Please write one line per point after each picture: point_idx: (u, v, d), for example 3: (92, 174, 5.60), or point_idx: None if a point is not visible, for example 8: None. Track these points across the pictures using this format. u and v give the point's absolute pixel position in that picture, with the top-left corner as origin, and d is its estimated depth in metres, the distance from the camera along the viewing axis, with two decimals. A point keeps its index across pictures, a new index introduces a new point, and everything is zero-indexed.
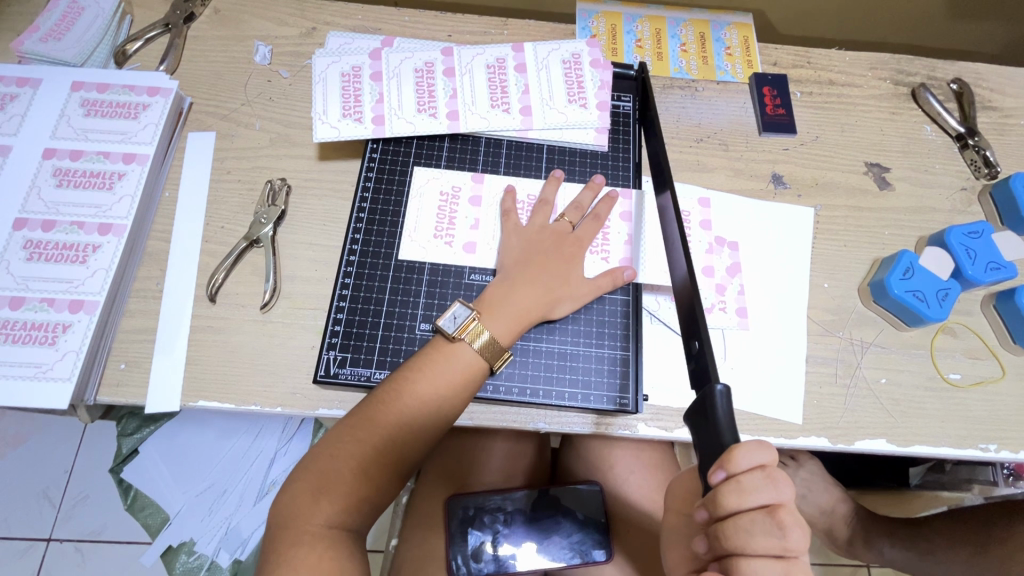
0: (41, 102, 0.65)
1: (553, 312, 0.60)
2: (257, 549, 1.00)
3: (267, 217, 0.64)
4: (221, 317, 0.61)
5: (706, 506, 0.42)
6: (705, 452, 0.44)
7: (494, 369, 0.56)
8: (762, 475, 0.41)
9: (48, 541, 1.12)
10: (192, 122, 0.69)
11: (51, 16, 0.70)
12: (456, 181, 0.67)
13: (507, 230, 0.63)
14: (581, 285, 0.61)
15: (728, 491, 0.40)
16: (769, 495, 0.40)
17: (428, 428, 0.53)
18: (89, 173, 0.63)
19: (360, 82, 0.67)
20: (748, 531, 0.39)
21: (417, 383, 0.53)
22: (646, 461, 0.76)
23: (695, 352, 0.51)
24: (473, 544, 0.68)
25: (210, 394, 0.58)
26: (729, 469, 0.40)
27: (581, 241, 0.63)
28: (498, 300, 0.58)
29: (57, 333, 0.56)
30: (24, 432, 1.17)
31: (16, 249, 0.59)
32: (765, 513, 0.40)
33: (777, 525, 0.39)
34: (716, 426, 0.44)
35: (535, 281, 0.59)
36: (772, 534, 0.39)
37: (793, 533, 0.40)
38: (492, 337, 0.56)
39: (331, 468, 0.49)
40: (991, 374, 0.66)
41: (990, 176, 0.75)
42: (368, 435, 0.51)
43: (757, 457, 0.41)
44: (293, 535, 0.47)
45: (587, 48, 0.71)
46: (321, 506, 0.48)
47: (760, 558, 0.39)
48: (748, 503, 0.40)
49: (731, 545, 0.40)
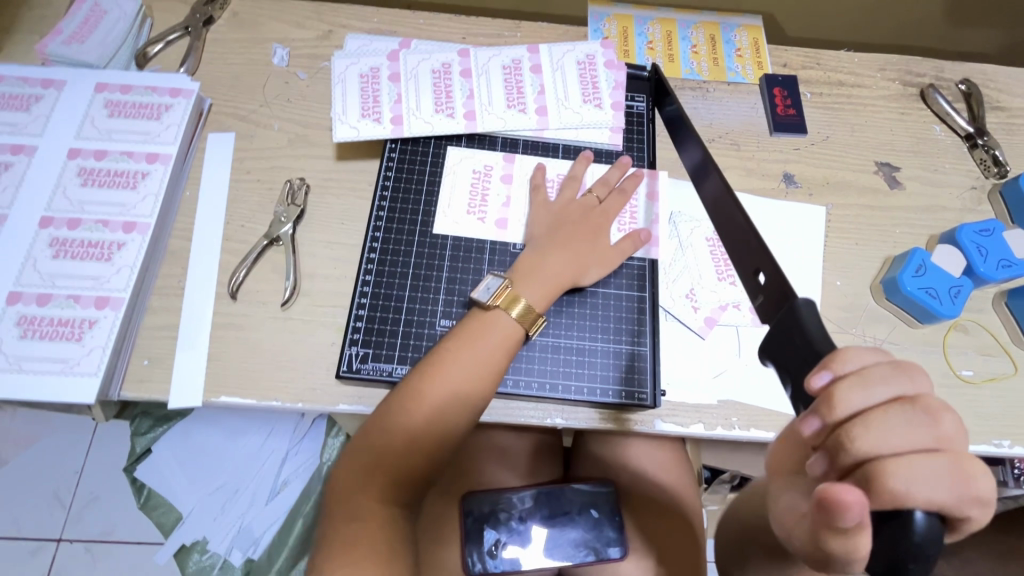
0: (66, 104, 0.66)
1: (582, 281, 0.62)
2: (269, 548, 1.00)
3: (287, 216, 0.65)
4: (242, 314, 0.62)
5: (820, 415, 0.35)
6: (796, 371, 0.41)
7: (530, 334, 0.57)
8: (891, 368, 0.35)
9: (59, 540, 1.13)
10: (212, 123, 0.70)
11: (74, 19, 0.71)
12: (488, 161, 0.69)
13: (536, 205, 0.65)
14: (608, 254, 0.63)
15: (846, 389, 0.34)
16: (901, 387, 0.34)
17: (472, 393, 0.53)
18: (113, 172, 0.64)
19: (378, 83, 0.68)
20: (887, 426, 0.33)
21: (457, 354, 0.54)
22: (664, 457, 0.75)
23: (763, 285, 0.50)
24: (490, 541, 0.68)
25: (231, 390, 0.59)
26: (835, 369, 0.36)
27: (607, 214, 0.65)
28: (531, 268, 0.59)
29: (83, 329, 0.57)
30: (35, 432, 1.18)
31: (42, 247, 0.60)
32: (900, 404, 0.34)
33: (922, 412, 0.33)
34: (806, 338, 0.41)
35: (567, 249, 0.61)
36: (917, 423, 0.33)
37: (944, 419, 0.33)
38: (528, 304, 0.57)
39: (385, 443, 0.51)
40: (1003, 371, 0.67)
41: (999, 175, 0.76)
42: (416, 408, 0.52)
43: (871, 356, 0.36)
44: (350, 510, 0.49)
45: (601, 50, 0.72)
46: (375, 481, 0.50)
47: (909, 455, 0.32)
48: (872, 397, 0.34)
49: (866, 446, 0.33)
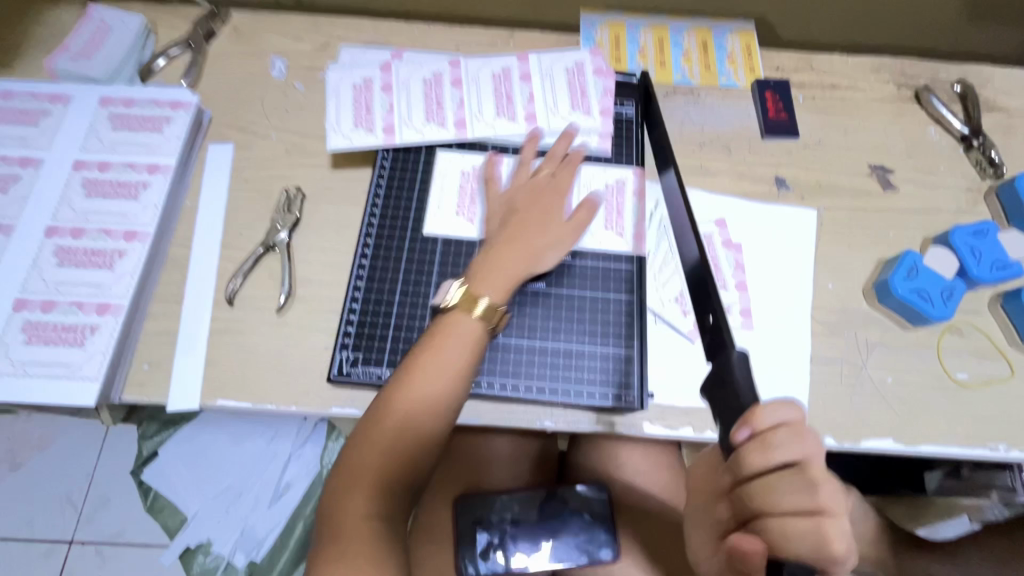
0: (71, 118, 0.69)
1: (539, 264, 0.62)
2: (272, 550, 1.03)
3: (283, 224, 0.67)
4: (239, 320, 0.63)
5: (730, 470, 0.39)
6: (724, 416, 0.43)
7: (493, 329, 0.58)
8: (789, 428, 0.38)
9: (71, 542, 1.15)
10: (211, 135, 0.72)
11: (81, 37, 0.74)
12: (477, 163, 0.70)
13: (489, 197, 0.67)
14: (558, 233, 0.63)
15: (751, 450, 0.38)
16: (796, 450, 0.37)
17: (440, 397, 0.54)
18: (115, 183, 0.66)
19: (371, 94, 0.70)
20: (776, 489, 0.37)
21: (423, 362, 0.55)
22: (656, 458, 0.76)
23: (709, 326, 0.50)
24: (481, 545, 0.69)
25: (228, 394, 0.60)
26: (754, 426, 0.38)
27: (557, 194, 0.65)
28: (479, 264, 0.60)
29: (86, 335, 0.59)
30: (49, 435, 1.21)
31: (47, 256, 0.62)
32: (793, 471, 0.37)
33: (806, 480, 0.37)
34: (735, 391, 0.43)
35: (515, 238, 0.61)
36: (801, 491, 0.37)
37: (824, 488, 0.37)
38: (487, 299, 0.58)
39: (362, 458, 0.51)
40: (998, 374, 0.66)
41: (996, 176, 0.75)
42: (389, 419, 0.52)
43: (786, 412, 0.39)
44: (335, 529, 0.49)
45: (590, 57, 0.73)
46: (356, 496, 0.50)
47: (791, 517, 0.37)
48: (772, 461, 0.38)
49: (757, 507, 0.38)
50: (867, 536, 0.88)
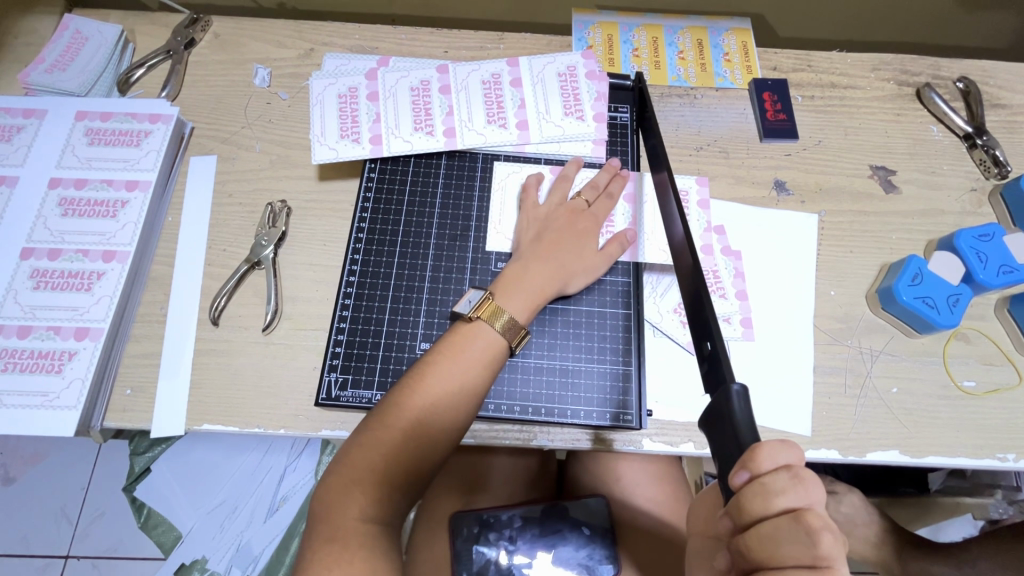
0: (46, 133, 0.66)
1: (567, 289, 0.61)
2: (267, 566, 0.99)
3: (268, 239, 0.65)
4: (224, 340, 0.61)
5: (730, 514, 0.37)
6: (723, 457, 0.41)
7: (513, 348, 0.56)
8: (790, 475, 0.36)
9: (66, 558, 1.14)
10: (193, 147, 0.70)
11: (55, 48, 0.72)
12: (466, 173, 0.68)
13: (524, 209, 0.65)
14: (593, 261, 0.61)
15: (750, 495, 0.36)
16: (797, 497, 0.35)
17: (455, 407, 0.51)
18: (93, 201, 0.64)
19: (356, 103, 0.68)
20: (774, 539, 0.35)
21: (441, 365, 0.52)
22: (656, 473, 0.74)
23: (707, 354, 0.47)
24: (481, 562, 0.67)
25: (214, 418, 0.58)
26: (752, 470, 0.37)
27: (596, 217, 0.64)
28: (513, 282, 0.58)
29: (63, 361, 0.57)
30: (42, 450, 1.19)
31: (23, 279, 0.60)
32: (791, 518, 0.35)
33: (806, 531, 0.34)
34: (736, 430, 0.40)
35: (549, 259, 0.60)
36: (802, 542, 0.34)
37: (825, 538, 0.34)
38: (512, 318, 0.55)
39: (365, 458, 0.48)
40: (1005, 382, 0.64)
41: (1000, 176, 0.73)
42: (398, 421, 0.50)
43: (783, 455, 0.36)
44: (329, 529, 0.45)
45: (582, 60, 0.71)
46: (354, 497, 0.47)
47: (790, 569, 0.34)
48: (770, 508, 0.35)
49: (756, 558, 0.36)
50: (870, 539, 0.87)
